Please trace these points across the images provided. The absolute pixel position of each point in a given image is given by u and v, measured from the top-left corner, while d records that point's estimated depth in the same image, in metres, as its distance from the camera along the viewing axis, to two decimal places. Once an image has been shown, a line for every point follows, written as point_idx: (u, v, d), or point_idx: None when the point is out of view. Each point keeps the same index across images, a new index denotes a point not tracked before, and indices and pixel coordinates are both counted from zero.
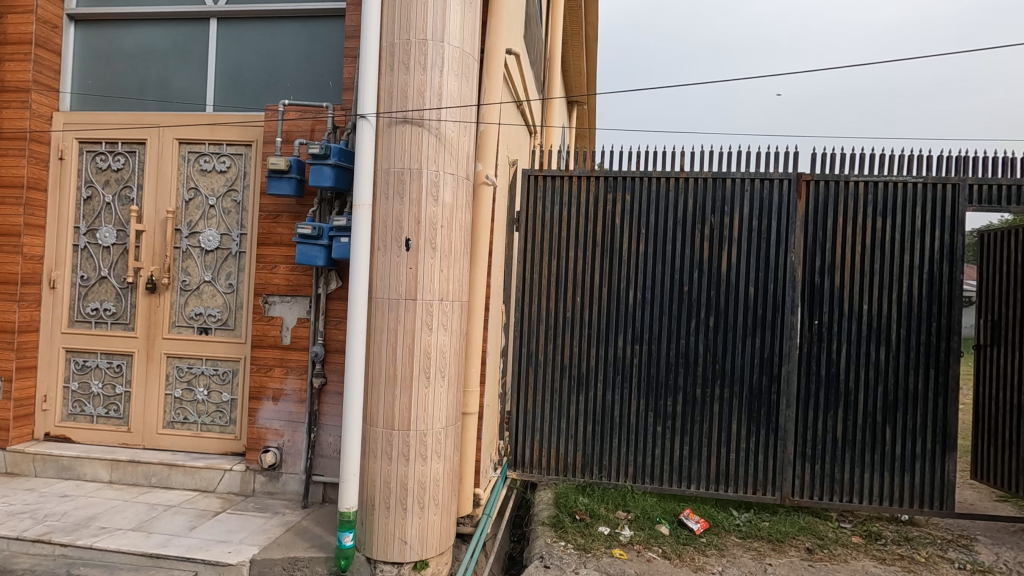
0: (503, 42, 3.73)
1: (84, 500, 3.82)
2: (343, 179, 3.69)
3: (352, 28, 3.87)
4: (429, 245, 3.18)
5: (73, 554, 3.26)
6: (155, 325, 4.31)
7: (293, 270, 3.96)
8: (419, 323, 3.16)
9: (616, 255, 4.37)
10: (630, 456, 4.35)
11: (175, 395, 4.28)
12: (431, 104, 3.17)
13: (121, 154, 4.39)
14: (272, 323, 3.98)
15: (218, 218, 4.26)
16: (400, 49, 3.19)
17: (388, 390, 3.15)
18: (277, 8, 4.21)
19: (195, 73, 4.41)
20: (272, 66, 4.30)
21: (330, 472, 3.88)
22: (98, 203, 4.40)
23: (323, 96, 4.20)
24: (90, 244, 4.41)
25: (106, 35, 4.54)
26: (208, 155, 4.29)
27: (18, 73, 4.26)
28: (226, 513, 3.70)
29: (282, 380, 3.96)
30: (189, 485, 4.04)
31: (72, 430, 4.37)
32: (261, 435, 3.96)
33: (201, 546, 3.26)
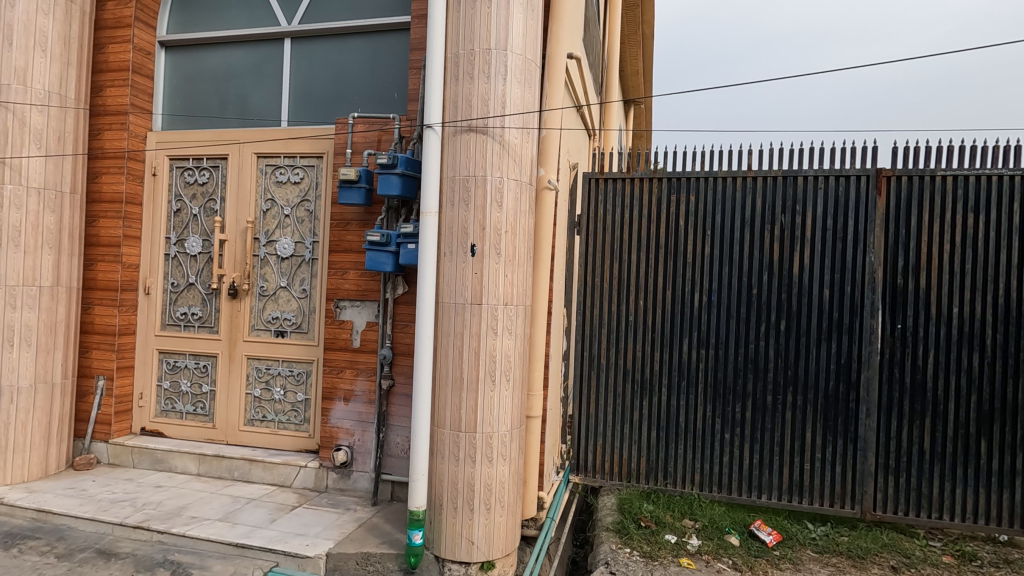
0: (564, 47, 3.75)
1: (175, 491, 4.12)
2: (409, 187, 3.81)
3: (417, 41, 3.99)
4: (494, 250, 3.23)
5: (168, 541, 3.52)
6: (237, 328, 4.60)
7: (362, 276, 4.12)
8: (485, 327, 3.21)
9: (680, 257, 4.28)
10: (696, 464, 4.25)
11: (255, 394, 4.54)
12: (495, 112, 3.22)
13: (206, 169, 4.71)
14: (343, 327, 4.15)
15: (292, 226, 4.49)
16: (465, 60, 3.26)
17: (455, 393, 3.23)
18: (347, 25, 4.40)
19: (271, 91, 4.67)
20: (341, 81, 4.49)
21: (399, 471, 4.00)
22: (186, 215, 4.74)
23: (389, 107, 4.35)
24: (179, 253, 4.75)
25: (193, 58, 4.89)
26: (283, 167, 4.53)
27: (117, 98, 4.65)
28: (302, 507, 3.88)
29: (352, 381, 4.13)
30: (268, 479, 4.27)
31: (164, 425, 4.73)
32: (333, 433, 4.14)
33: (282, 538, 3.45)
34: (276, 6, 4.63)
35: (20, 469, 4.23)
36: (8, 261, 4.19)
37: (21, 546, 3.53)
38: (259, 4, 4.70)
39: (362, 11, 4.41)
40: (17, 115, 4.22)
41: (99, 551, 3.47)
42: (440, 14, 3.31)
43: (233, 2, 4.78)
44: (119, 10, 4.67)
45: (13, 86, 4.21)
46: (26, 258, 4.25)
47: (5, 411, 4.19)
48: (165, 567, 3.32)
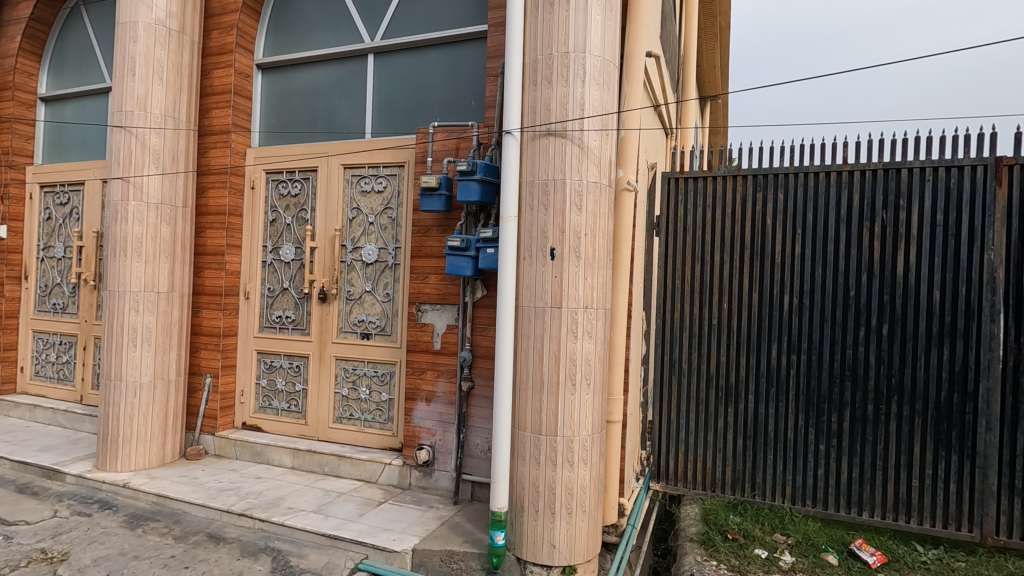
0: (643, 46, 3.69)
1: (273, 483, 4.41)
2: (488, 193, 3.88)
3: (493, 49, 4.06)
4: (574, 253, 3.22)
5: (269, 529, 3.78)
6: (326, 331, 4.86)
7: (442, 280, 4.23)
8: (565, 330, 3.21)
9: (768, 257, 4.08)
10: (787, 476, 4.03)
11: (343, 393, 4.78)
12: (574, 115, 3.22)
13: (298, 181, 5.02)
14: (425, 329, 4.29)
15: (376, 233, 4.70)
16: (543, 64, 3.28)
17: (536, 396, 3.25)
18: (426, 38, 4.56)
19: (356, 104, 4.92)
20: (421, 92, 4.65)
21: (479, 471, 4.07)
22: (280, 225, 5.07)
23: (467, 115, 4.45)
24: (275, 260, 5.09)
25: (286, 78, 5.24)
26: (368, 177, 4.75)
27: (221, 118, 5.06)
28: (388, 503, 4.04)
29: (433, 382, 4.25)
30: (356, 474, 4.48)
31: (262, 420, 5.08)
32: (416, 432, 4.28)
33: (370, 531, 3.60)
34: (361, 24, 4.88)
35: (142, 457, 4.69)
36: (132, 270, 4.67)
37: (144, 527, 3.91)
38: (345, 23, 4.97)
39: (441, 23, 4.55)
40: (139, 138, 4.69)
41: (209, 535, 3.78)
42: (519, 21, 3.35)
43: (321, 24, 5.08)
44: (222, 38, 5.09)
45: (135, 112, 4.69)
46: (147, 267, 4.71)
47: (130, 404, 4.66)
48: (267, 553, 3.56)
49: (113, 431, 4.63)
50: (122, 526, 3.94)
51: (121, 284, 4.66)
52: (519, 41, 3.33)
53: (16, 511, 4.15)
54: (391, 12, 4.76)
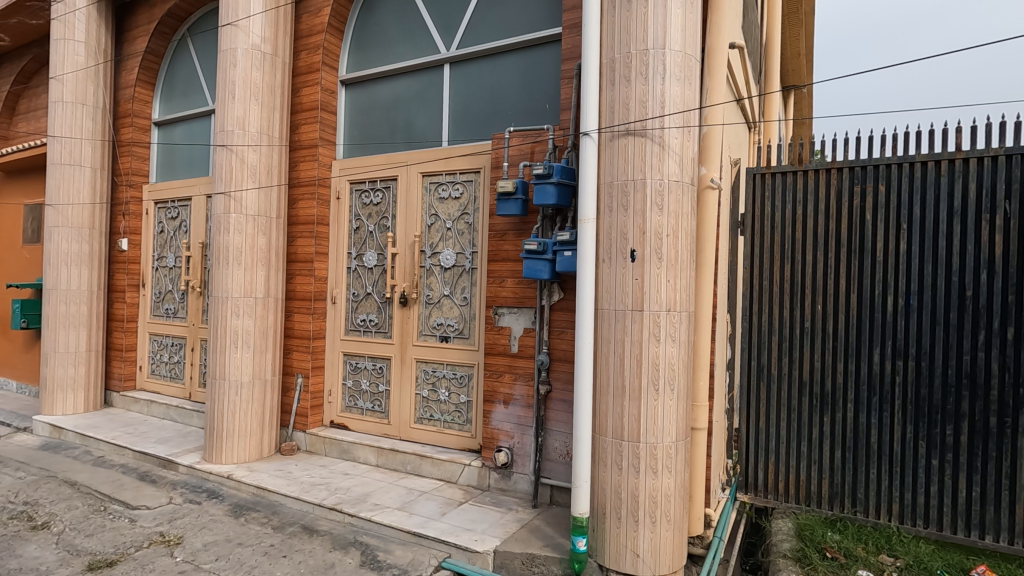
0: (726, 37, 3.54)
1: (360, 479, 4.61)
2: (565, 196, 3.86)
3: (568, 51, 4.04)
4: (656, 255, 3.13)
5: (358, 524, 3.96)
6: (407, 334, 5.03)
7: (519, 283, 4.26)
8: (648, 334, 3.13)
9: (867, 255, 3.79)
10: (894, 492, 3.72)
11: (423, 394, 4.92)
12: (654, 113, 3.14)
13: (380, 190, 5.23)
14: (502, 332, 4.33)
15: (454, 239, 4.81)
16: (621, 63, 3.23)
17: (617, 401, 3.19)
18: (501, 44, 4.62)
19: (434, 114, 5.06)
20: (496, 98, 4.71)
21: (558, 476, 4.05)
22: (364, 232, 5.30)
23: (542, 118, 4.45)
24: (359, 266, 5.33)
25: (367, 92, 5.48)
26: (445, 184, 4.87)
27: (310, 133, 5.38)
28: (468, 503, 4.11)
29: (511, 385, 4.28)
30: (436, 474, 4.59)
31: (348, 419, 5.32)
32: (495, 435, 4.33)
33: (453, 531, 3.68)
34: (437, 36, 5.03)
35: (242, 450, 5.05)
36: (233, 277, 5.05)
37: (246, 516, 4.21)
38: (423, 36, 5.13)
39: (515, 29, 4.60)
40: (239, 155, 5.07)
41: (303, 527, 4.01)
42: (595, 21, 3.32)
43: (400, 38, 5.27)
44: (310, 58, 5.41)
45: (235, 132, 5.07)
46: (246, 274, 5.08)
47: (232, 402, 5.03)
48: (356, 546, 3.72)
49: (218, 426, 5.02)
50: (227, 514, 4.26)
51: (224, 291, 5.06)
52: (595, 41, 3.30)
53: (139, 497, 4.59)
54: (466, 21, 4.87)
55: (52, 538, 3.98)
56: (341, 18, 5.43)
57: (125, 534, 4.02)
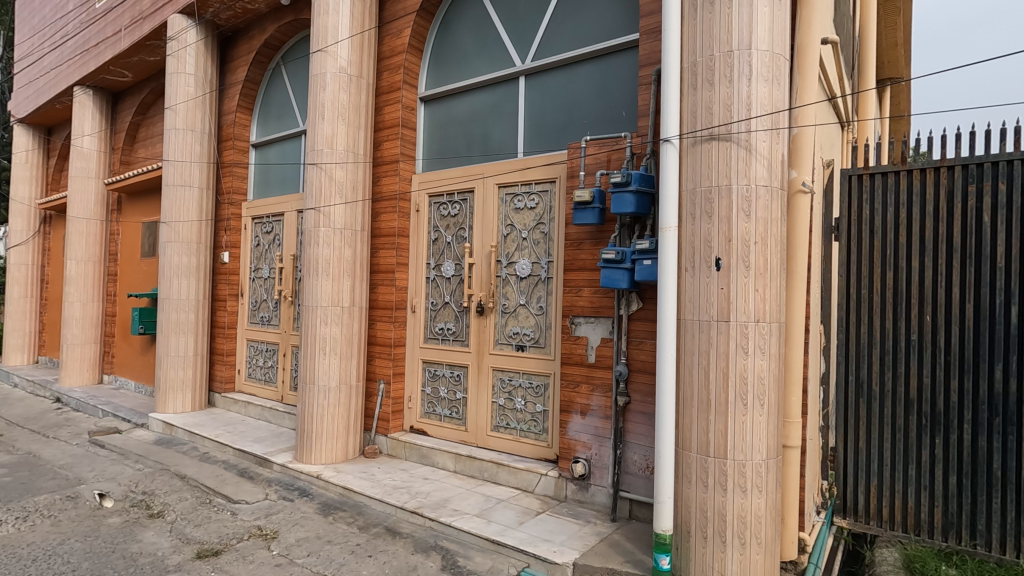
0: (818, 32, 3.35)
1: (439, 484, 4.72)
2: (644, 204, 3.80)
3: (646, 57, 3.99)
4: (743, 263, 3.01)
5: (438, 528, 4.05)
6: (484, 343, 5.11)
7: (596, 293, 4.22)
8: (735, 346, 3.00)
9: (986, 262, 3.44)
10: (1023, 527, 3.32)
11: (499, 402, 4.98)
12: (739, 115, 3.03)
13: (457, 202, 5.37)
14: (579, 342, 4.30)
15: (529, 248, 4.84)
16: (703, 67, 3.15)
17: (703, 415, 3.07)
18: (577, 53, 4.63)
19: (510, 125, 5.14)
20: (571, 107, 4.72)
21: (637, 490, 3.96)
22: (442, 243, 5.46)
23: (618, 126, 4.41)
24: (437, 276, 5.49)
25: (444, 108, 5.65)
26: (521, 194, 4.93)
27: (391, 149, 5.64)
28: (545, 513, 4.10)
29: (588, 396, 4.23)
30: (513, 482, 4.62)
31: (427, 425, 5.48)
32: (571, 445, 4.30)
33: (532, 541, 3.68)
34: (513, 50, 5.13)
35: (330, 452, 5.32)
36: (322, 287, 5.35)
37: (334, 515, 4.42)
38: (499, 50, 5.24)
39: (590, 38, 4.60)
40: (328, 172, 5.39)
41: (387, 528, 4.16)
42: (675, 25, 3.25)
43: (476, 53, 5.42)
44: (391, 77, 5.67)
45: (324, 150, 5.39)
46: (333, 284, 5.37)
47: (321, 405, 5.31)
48: (437, 550, 3.81)
49: (307, 427, 5.32)
50: (317, 512, 4.50)
51: (314, 300, 5.37)
52: (676, 46, 3.23)
53: (239, 491, 4.94)
54: (541, 34, 4.93)
55: (166, 526, 4.36)
56: (421, 37, 5.66)
57: (228, 525, 4.34)
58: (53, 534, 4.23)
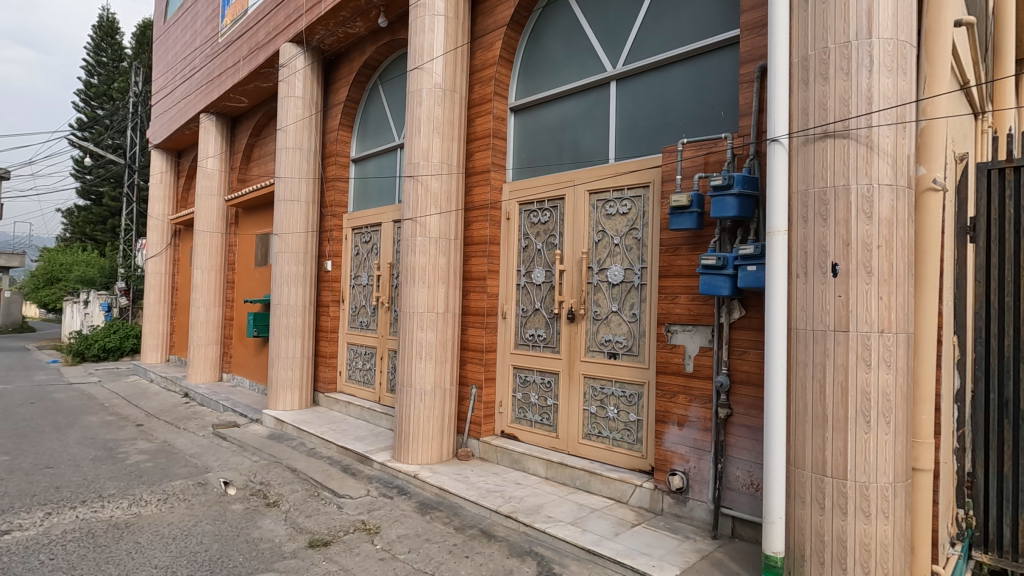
0: (950, 14, 3.05)
1: (531, 490, 4.76)
2: (747, 207, 3.63)
3: (747, 53, 3.82)
4: (864, 269, 2.79)
5: (533, 534, 4.08)
6: (575, 349, 5.09)
7: (694, 300, 4.08)
8: (855, 358, 2.79)
9: None
10: None
11: (591, 410, 4.94)
12: (859, 110, 2.83)
13: (547, 210, 5.40)
14: (676, 351, 4.17)
15: (621, 254, 4.77)
16: (816, 61, 2.97)
17: (818, 431, 2.87)
18: (671, 54, 4.52)
19: (601, 131, 5.11)
20: (665, 109, 4.61)
21: (741, 507, 3.77)
22: (532, 251, 5.50)
23: (717, 127, 4.25)
24: (527, 283, 5.54)
25: (535, 116, 5.72)
26: (613, 200, 4.87)
27: (483, 160, 5.80)
28: (641, 526, 4.00)
29: (686, 407, 4.09)
30: (606, 492, 4.55)
31: (518, 430, 5.53)
32: (668, 457, 4.17)
33: (629, 553, 3.61)
34: (603, 55, 5.10)
35: (425, 453, 5.52)
36: (419, 294, 5.58)
37: (431, 514, 4.59)
38: (589, 57, 5.23)
39: (686, 38, 4.48)
40: (424, 184, 5.62)
41: (482, 531, 4.24)
42: (784, 18, 3.08)
43: (566, 61, 5.44)
44: (483, 89, 5.83)
45: (420, 163, 5.64)
46: (429, 291, 5.58)
47: (418, 408, 5.53)
48: (532, 556, 3.83)
49: (405, 428, 5.55)
50: (415, 511, 4.68)
51: (411, 306, 5.61)
52: (784, 40, 3.07)
53: (344, 486, 5.25)
54: (633, 37, 4.87)
55: (282, 515, 4.72)
56: (511, 49, 5.77)
57: (335, 518, 4.63)
58: (188, 516, 4.71)
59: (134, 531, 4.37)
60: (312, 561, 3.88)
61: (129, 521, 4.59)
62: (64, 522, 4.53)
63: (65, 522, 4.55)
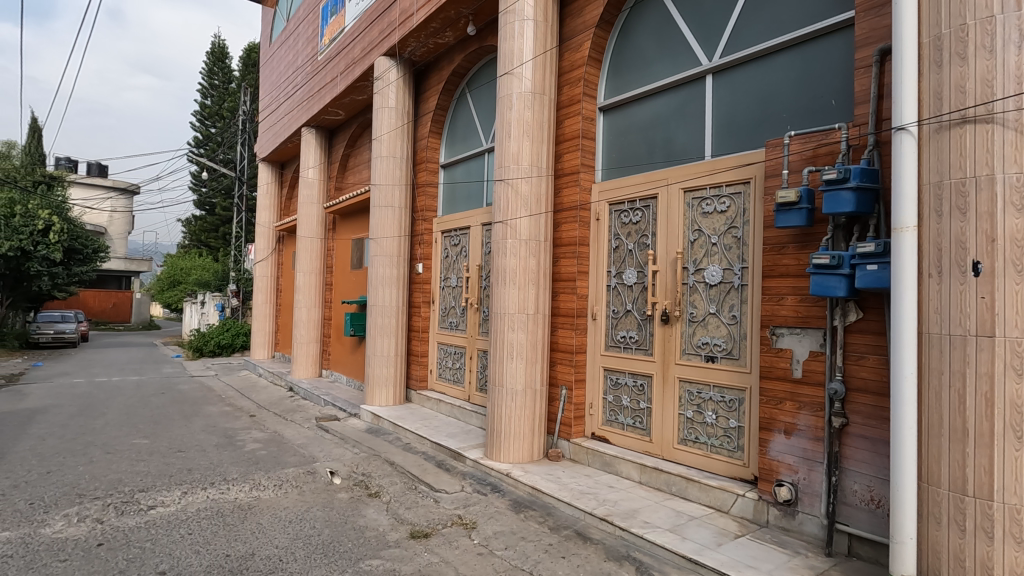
0: None
1: (625, 494, 4.69)
2: (865, 202, 3.37)
3: (864, 37, 3.56)
4: (1013, 268, 2.51)
5: (629, 538, 4.02)
6: (669, 352, 4.95)
7: (802, 302, 3.85)
8: (1002, 366, 2.52)
9: None
10: None
11: (687, 415, 4.79)
12: (1005, 92, 2.56)
13: (639, 210, 5.30)
14: (782, 356, 3.96)
15: (720, 254, 4.60)
16: (951, 39, 2.72)
17: (957, 446, 2.62)
18: (774, 43, 4.30)
19: (696, 127, 4.95)
20: (768, 101, 4.39)
21: (858, 523, 3.51)
22: (623, 251, 5.43)
23: (827, 117, 4.00)
24: (619, 284, 5.47)
25: (624, 115, 5.64)
26: (710, 198, 4.70)
27: (571, 161, 5.80)
28: (746, 537, 3.83)
29: (794, 415, 3.86)
30: (705, 500, 4.40)
31: (609, 433, 5.48)
32: (774, 467, 3.96)
33: (734, 564, 3.47)
34: (698, 48, 4.94)
35: (516, 452, 5.60)
36: (510, 296, 5.68)
37: (525, 513, 4.65)
38: (683, 51, 5.09)
39: (790, 24, 4.25)
40: (514, 187, 5.72)
41: (577, 532, 4.24)
42: None
43: (657, 56, 5.32)
44: (572, 91, 5.83)
45: (511, 167, 5.74)
46: (519, 292, 5.67)
47: (509, 407, 5.63)
48: (630, 561, 3.78)
49: (496, 427, 5.67)
50: (509, 509, 4.76)
51: (502, 307, 5.72)
52: (912, 20, 2.83)
53: (439, 482, 5.45)
54: (731, 27, 4.68)
55: (383, 506, 4.97)
56: (600, 48, 5.73)
57: (433, 511, 4.81)
58: (301, 502, 5.08)
59: (255, 513, 4.78)
60: (415, 552, 4.05)
61: (251, 503, 5.02)
62: (197, 501, 5.04)
63: (198, 501, 5.06)
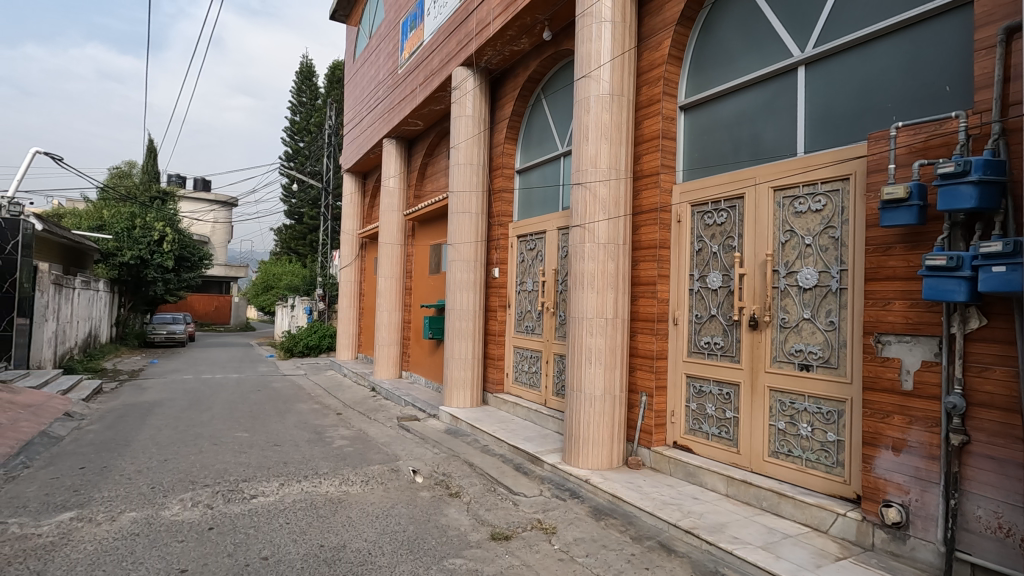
0: None
1: (711, 506, 4.51)
2: (990, 197, 3.05)
3: (985, 16, 3.24)
4: None
5: (717, 553, 3.85)
6: (757, 359, 4.71)
7: (912, 307, 3.54)
8: None
9: None
10: None
11: (779, 426, 4.54)
12: None
13: (724, 210, 5.09)
14: (889, 365, 3.65)
15: (815, 256, 4.32)
16: None
17: None
18: (876, 29, 4.01)
19: (787, 122, 4.69)
20: (870, 91, 4.09)
21: (982, 553, 3.16)
22: (707, 253, 5.23)
23: (940, 106, 3.67)
24: (702, 287, 5.27)
25: (707, 113, 5.46)
26: (803, 196, 4.44)
27: (651, 162, 5.67)
28: (848, 560, 3.56)
29: (904, 430, 3.55)
30: (800, 518, 4.14)
31: (692, 442, 5.28)
32: (879, 486, 3.65)
33: None
34: (788, 39, 4.69)
35: (595, 458, 5.54)
36: (589, 300, 5.64)
37: (606, 520, 4.58)
38: (771, 43, 4.85)
39: (895, 7, 3.93)
40: (592, 191, 5.68)
41: (660, 543, 4.13)
42: None
43: (743, 50, 5.11)
44: (651, 90, 5.71)
45: (589, 170, 5.70)
46: (598, 296, 5.61)
47: (588, 412, 5.58)
48: None
49: (575, 432, 5.63)
50: (589, 515, 4.71)
51: (581, 312, 5.68)
52: None
53: (518, 485, 5.48)
54: (825, 15, 4.40)
55: (464, 506, 5.07)
56: (681, 46, 5.58)
57: (513, 514, 4.84)
58: (386, 498, 5.28)
59: (345, 507, 5.02)
60: (496, 553, 4.09)
61: (341, 497, 5.29)
62: (293, 493, 5.38)
63: (294, 493, 5.39)
